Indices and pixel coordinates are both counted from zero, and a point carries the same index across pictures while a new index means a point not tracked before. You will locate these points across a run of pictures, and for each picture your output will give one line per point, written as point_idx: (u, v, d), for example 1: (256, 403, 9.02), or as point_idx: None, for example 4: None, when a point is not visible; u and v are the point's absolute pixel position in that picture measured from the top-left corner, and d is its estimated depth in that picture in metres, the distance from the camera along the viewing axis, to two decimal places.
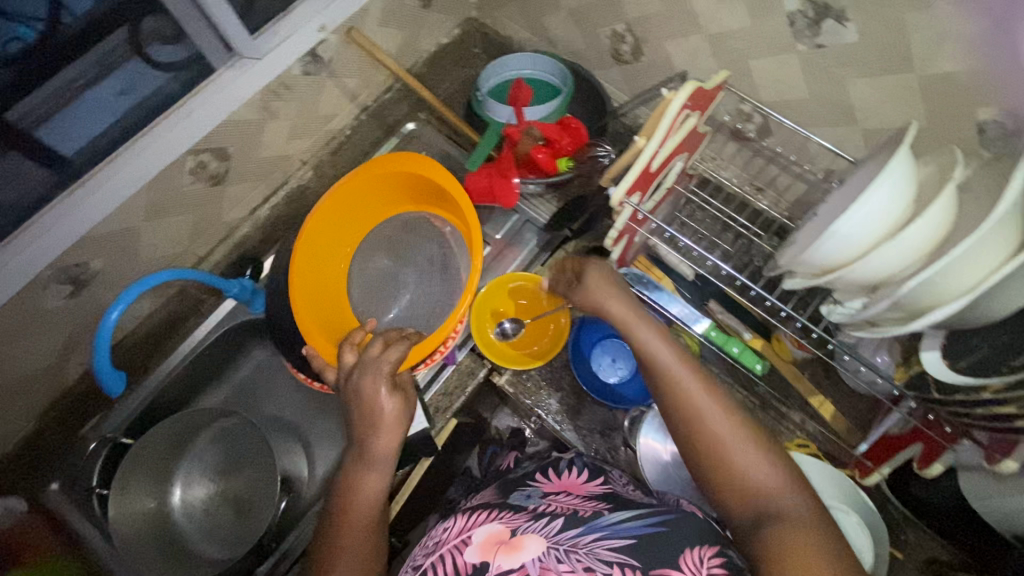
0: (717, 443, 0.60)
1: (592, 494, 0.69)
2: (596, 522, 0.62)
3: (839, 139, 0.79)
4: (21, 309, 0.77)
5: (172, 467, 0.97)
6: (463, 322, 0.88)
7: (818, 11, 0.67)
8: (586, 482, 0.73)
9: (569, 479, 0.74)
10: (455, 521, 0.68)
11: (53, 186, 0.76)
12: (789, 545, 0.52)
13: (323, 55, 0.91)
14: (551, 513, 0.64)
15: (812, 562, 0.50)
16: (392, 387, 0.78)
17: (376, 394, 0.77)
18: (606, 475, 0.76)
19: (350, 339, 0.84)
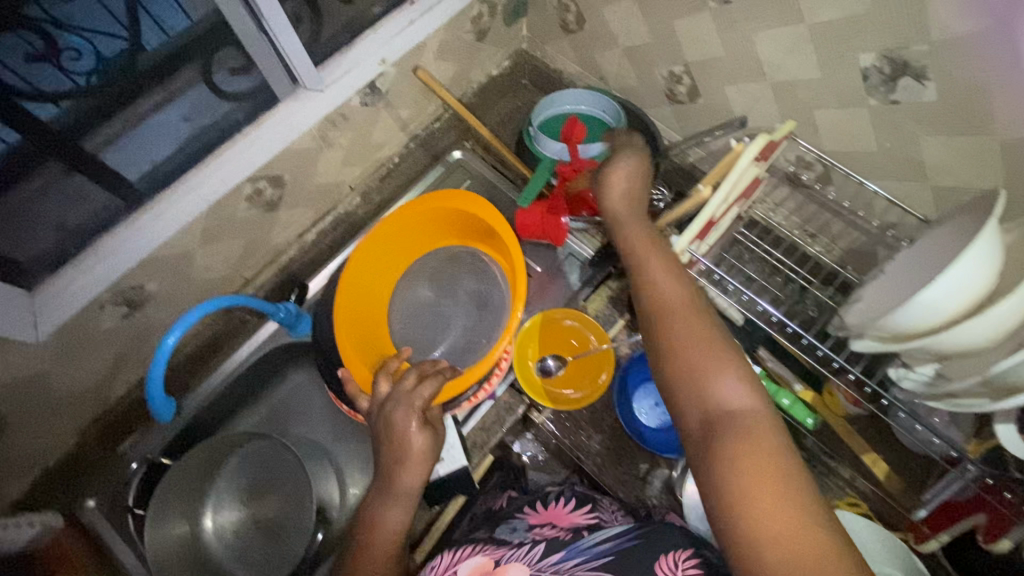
0: (691, 341, 0.61)
1: (578, 524, 0.76)
2: (576, 545, 0.69)
3: (905, 193, 0.77)
4: (78, 330, 0.78)
5: (206, 490, 0.96)
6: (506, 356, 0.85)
7: (895, 68, 0.66)
8: (572, 512, 0.79)
9: (557, 509, 0.80)
10: (444, 557, 0.75)
11: (117, 210, 0.77)
12: (736, 447, 0.52)
13: (381, 87, 0.92)
14: (532, 541, 0.72)
15: (754, 456, 0.51)
16: (423, 424, 0.77)
17: (407, 430, 0.75)
18: (593, 504, 0.81)
19: (386, 368, 0.83)
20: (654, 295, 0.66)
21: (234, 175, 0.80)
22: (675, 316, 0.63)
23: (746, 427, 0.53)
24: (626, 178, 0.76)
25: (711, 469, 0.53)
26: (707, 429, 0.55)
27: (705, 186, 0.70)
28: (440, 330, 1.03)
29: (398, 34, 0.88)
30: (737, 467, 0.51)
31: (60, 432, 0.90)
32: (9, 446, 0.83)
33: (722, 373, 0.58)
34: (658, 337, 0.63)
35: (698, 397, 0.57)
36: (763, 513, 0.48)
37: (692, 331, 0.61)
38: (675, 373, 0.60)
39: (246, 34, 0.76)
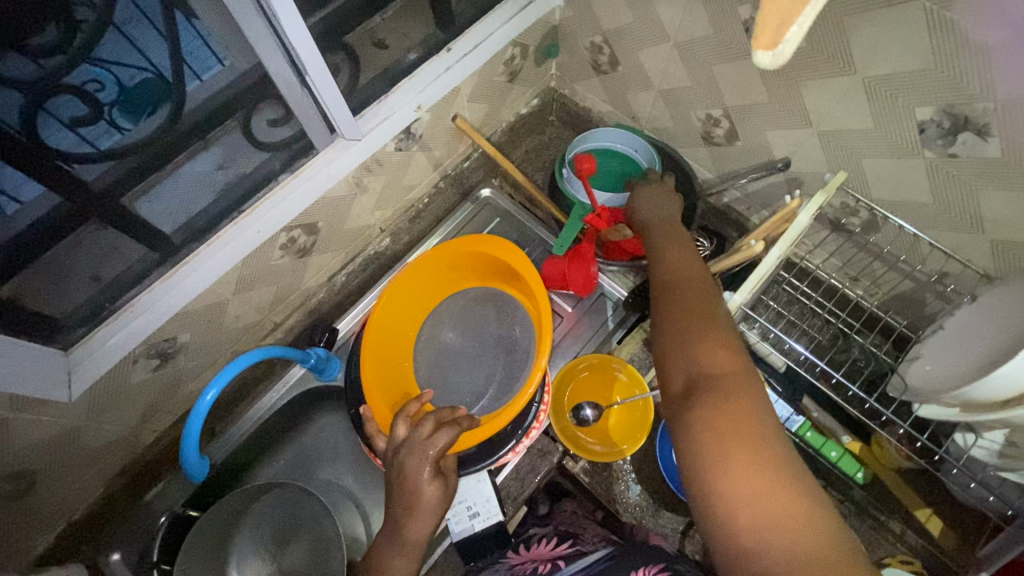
0: (685, 313, 0.61)
1: (560, 557, 0.77)
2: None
3: (959, 244, 0.75)
4: (111, 386, 0.77)
5: (232, 541, 0.94)
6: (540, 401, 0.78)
7: (955, 123, 0.64)
8: (553, 549, 0.80)
9: (540, 549, 0.81)
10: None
11: (153, 264, 0.76)
12: (715, 403, 0.52)
13: (415, 132, 0.91)
14: None
15: (731, 413, 0.51)
16: (436, 473, 0.69)
17: (419, 480, 0.68)
18: (575, 539, 0.81)
19: (406, 410, 0.74)
20: (661, 274, 0.68)
21: (270, 225, 0.79)
22: (677, 292, 0.65)
23: (725, 386, 0.53)
24: (652, 199, 0.83)
25: (687, 423, 0.52)
26: (688, 388, 0.55)
27: (757, 243, 0.70)
28: (467, 373, 0.98)
29: (434, 80, 0.87)
30: (712, 422, 0.50)
31: (86, 486, 0.88)
32: (36, 503, 0.81)
33: (713, 340, 0.57)
34: (657, 310, 0.64)
35: (684, 360, 0.57)
36: (735, 470, 0.47)
37: (691, 305, 0.62)
38: (666, 342, 0.61)
39: (286, 84, 0.73)
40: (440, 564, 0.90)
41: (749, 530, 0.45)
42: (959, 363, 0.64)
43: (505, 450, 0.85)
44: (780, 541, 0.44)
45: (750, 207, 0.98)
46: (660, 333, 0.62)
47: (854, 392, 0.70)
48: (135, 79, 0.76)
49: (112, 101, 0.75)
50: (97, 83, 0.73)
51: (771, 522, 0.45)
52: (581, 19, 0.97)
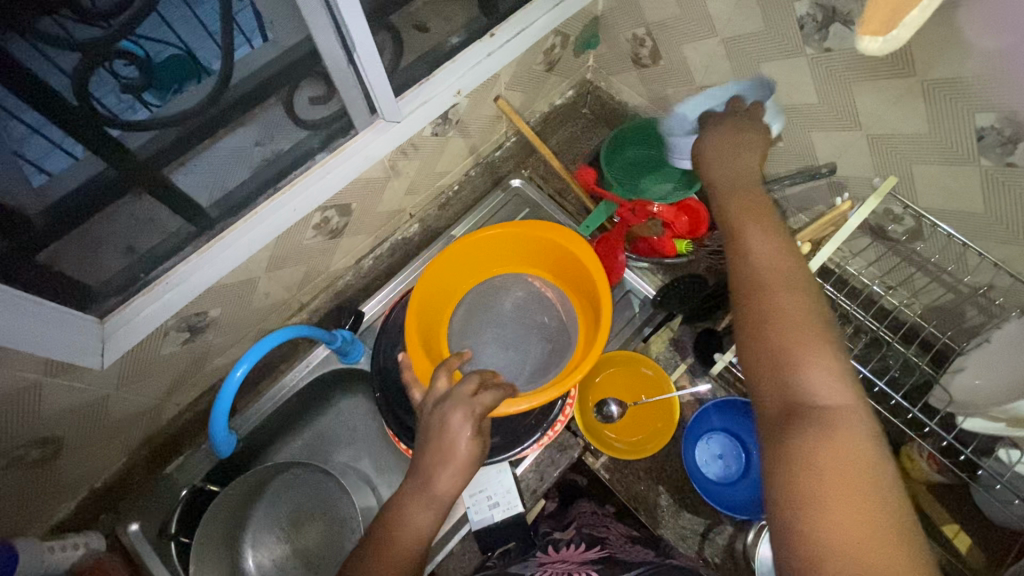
0: (788, 313, 0.51)
1: (590, 559, 0.72)
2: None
3: (1007, 257, 0.73)
4: (141, 356, 0.77)
5: (248, 516, 0.94)
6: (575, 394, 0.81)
7: (1016, 131, 0.62)
8: (584, 550, 0.76)
9: (568, 552, 0.76)
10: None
11: (189, 237, 0.76)
12: (821, 447, 0.44)
13: (452, 117, 0.90)
14: None
15: (838, 461, 0.43)
16: (478, 431, 0.63)
17: (461, 436, 0.61)
18: (602, 543, 0.77)
19: (446, 363, 0.69)
20: (742, 257, 0.56)
21: (306, 204, 0.78)
22: (772, 285, 0.52)
23: (833, 425, 0.45)
24: (727, 139, 0.68)
25: (781, 462, 0.45)
26: (787, 416, 0.47)
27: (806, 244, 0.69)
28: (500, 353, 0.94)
29: (475, 65, 0.86)
30: (808, 462, 0.43)
31: (109, 455, 0.88)
32: (60, 470, 0.81)
33: (820, 361, 0.48)
34: (738, 305, 0.54)
35: (779, 380, 0.48)
36: (831, 516, 0.41)
37: (793, 306, 0.51)
38: (759, 346, 0.51)
39: (332, 61, 0.72)
40: (456, 553, 0.90)
41: None
42: (1007, 377, 0.62)
43: (529, 441, 0.84)
44: None
45: (787, 210, 0.96)
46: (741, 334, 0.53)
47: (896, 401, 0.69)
48: (165, 56, 0.77)
49: (145, 80, 0.76)
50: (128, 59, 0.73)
51: None
52: (624, 11, 0.96)
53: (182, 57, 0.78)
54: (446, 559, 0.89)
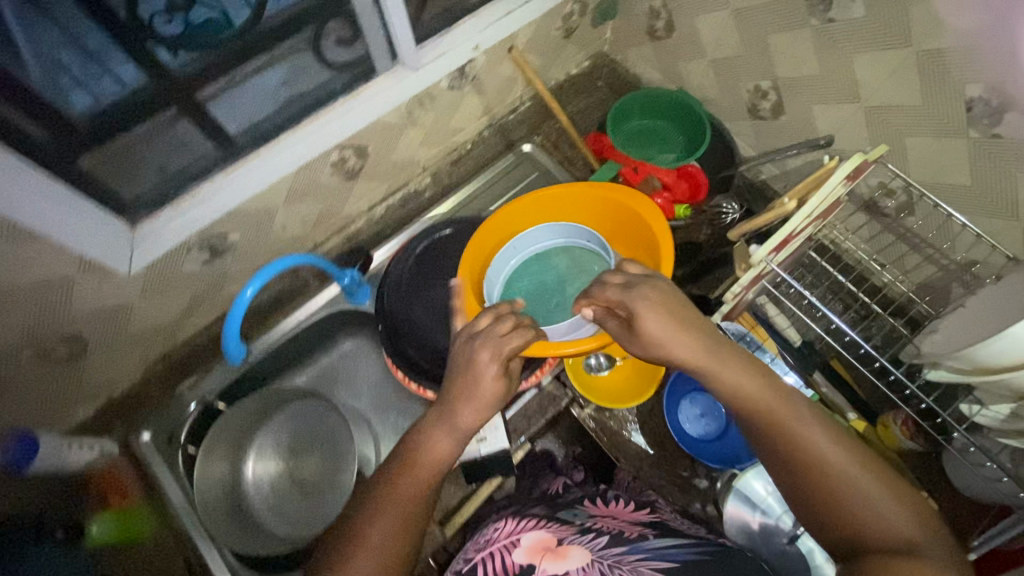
0: (810, 457, 0.57)
1: (640, 522, 0.73)
2: (639, 545, 0.65)
3: (992, 231, 0.75)
4: (165, 269, 0.82)
5: (252, 437, 0.99)
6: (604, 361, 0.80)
7: (1003, 101, 0.65)
8: (633, 511, 0.77)
9: (617, 508, 0.78)
10: (508, 524, 0.74)
11: (216, 161, 0.82)
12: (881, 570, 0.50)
13: (469, 73, 0.95)
14: (596, 530, 0.69)
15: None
16: (504, 372, 0.66)
17: (490, 387, 0.64)
18: (651, 508, 0.78)
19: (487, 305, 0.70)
20: (773, 423, 0.58)
21: (326, 139, 0.83)
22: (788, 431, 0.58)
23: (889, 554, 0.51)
24: (662, 301, 0.63)
25: None
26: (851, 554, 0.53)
27: (791, 200, 0.71)
28: None
29: (494, 23, 0.90)
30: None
31: (128, 366, 0.94)
32: (84, 371, 0.88)
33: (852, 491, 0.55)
34: (780, 450, 0.58)
35: (833, 517, 0.55)
36: None
37: (808, 446, 0.57)
38: (801, 493, 0.57)
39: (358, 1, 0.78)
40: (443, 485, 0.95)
41: None
42: (974, 336, 0.65)
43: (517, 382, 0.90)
44: None
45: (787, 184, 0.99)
46: (792, 492, 0.58)
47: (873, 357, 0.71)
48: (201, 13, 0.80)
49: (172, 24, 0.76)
50: (166, 13, 0.77)
51: None
52: None
53: (217, 20, 0.82)
54: None
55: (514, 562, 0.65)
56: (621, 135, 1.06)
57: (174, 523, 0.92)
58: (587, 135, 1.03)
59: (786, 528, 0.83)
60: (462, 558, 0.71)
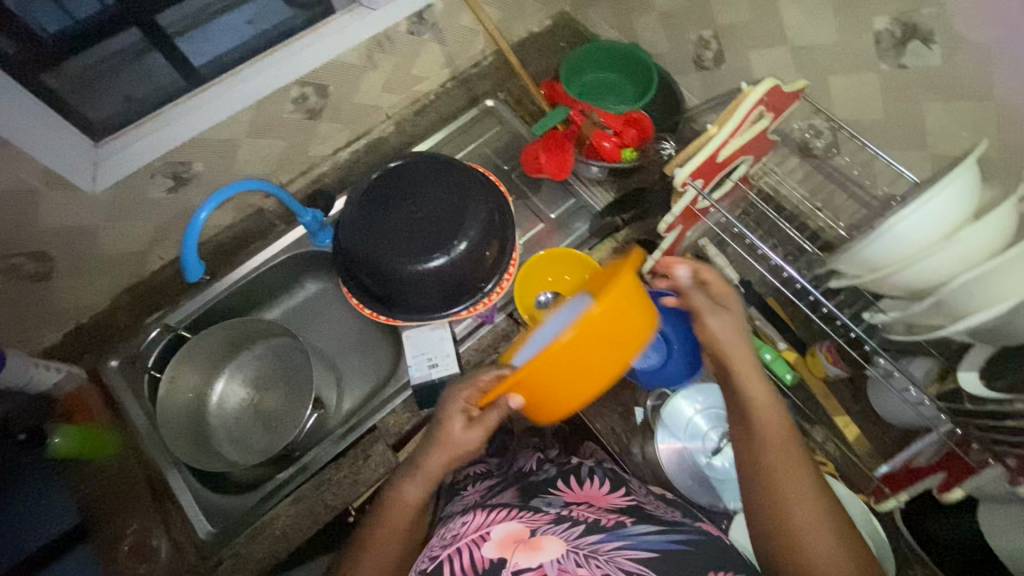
0: (778, 447, 0.60)
1: (618, 507, 0.68)
2: (619, 531, 0.61)
3: (907, 163, 0.80)
4: (129, 193, 0.87)
5: (218, 369, 1.04)
6: (555, 382, 0.62)
7: (905, 32, 0.70)
8: (608, 494, 0.73)
9: (592, 491, 0.74)
10: (476, 515, 0.68)
11: (180, 90, 0.86)
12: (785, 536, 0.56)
13: (428, 19, 1.00)
14: (572, 519, 0.64)
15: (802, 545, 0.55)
16: (473, 421, 0.67)
17: (466, 442, 0.66)
18: (627, 489, 0.76)
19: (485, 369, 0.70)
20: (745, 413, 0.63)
21: (286, 72, 0.88)
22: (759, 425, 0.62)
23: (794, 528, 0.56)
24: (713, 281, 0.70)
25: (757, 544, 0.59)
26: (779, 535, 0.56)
27: (714, 126, 0.75)
28: None
29: None
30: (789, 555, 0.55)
31: (97, 293, 0.98)
32: (53, 293, 0.92)
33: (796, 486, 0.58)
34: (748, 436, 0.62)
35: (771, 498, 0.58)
36: None
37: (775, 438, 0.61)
38: (754, 476, 0.61)
39: None
40: (397, 414, 0.99)
41: None
42: None
43: (463, 306, 0.92)
44: None
45: None
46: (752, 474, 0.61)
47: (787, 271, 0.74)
48: None
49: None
50: None
51: None
52: None
53: None
54: (386, 415, 0.98)
55: (483, 558, 0.59)
56: (576, 85, 1.11)
57: (138, 446, 0.97)
58: (541, 86, 1.10)
59: (711, 445, 0.88)
60: (425, 555, 0.64)
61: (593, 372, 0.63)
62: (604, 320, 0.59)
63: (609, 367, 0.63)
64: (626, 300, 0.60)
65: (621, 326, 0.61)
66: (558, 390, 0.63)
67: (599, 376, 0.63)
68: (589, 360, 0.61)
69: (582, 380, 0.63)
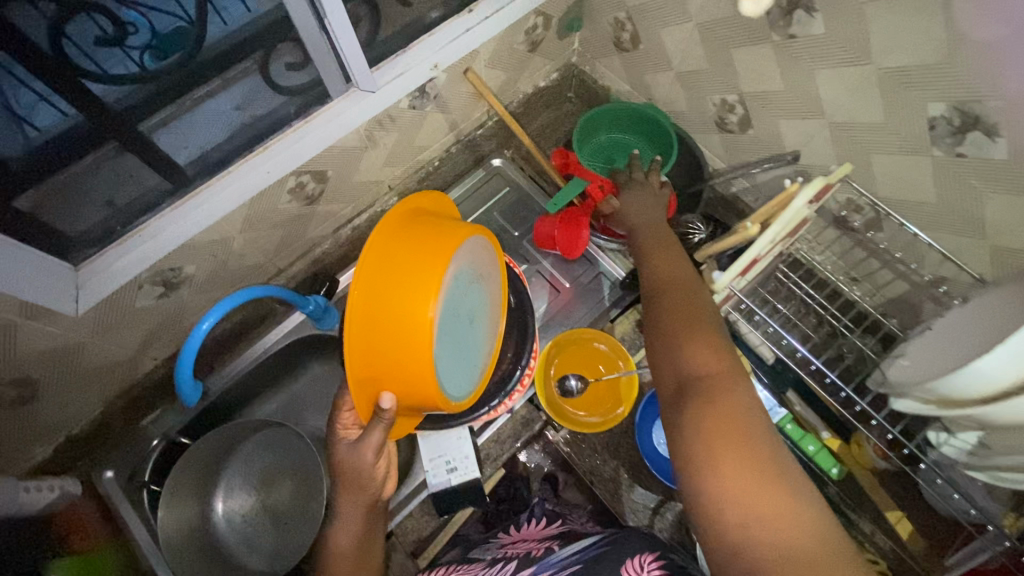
0: (677, 312, 0.66)
1: (547, 536, 0.80)
2: (547, 556, 0.71)
3: (958, 249, 0.74)
4: (116, 306, 0.80)
5: (219, 472, 0.96)
6: (372, 358, 0.64)
7: (965, 120, 0.63)
8: (543, 529, 0.85)
9: (528, 530, 0.85)
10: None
11: (164, 194, 0.79)
12: (702, 404, 0.56)
13: (430, 92, 0.92)
14: (506, 558, 0.75)
15: (713, 406, 0.55)
16: (376, 452, 0.69)
17: (363, 464, 0.70)
18: (561, 520, 0.87)
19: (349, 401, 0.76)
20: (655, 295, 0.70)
21: (279, 166, 0.80)
22: (663, 292, 0.70)
23: (711, 389, 0.56)
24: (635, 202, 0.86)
25: (674, 423, 0.57)
26: (678, 392, 0.59)
27: (754, 224, 0.70)
28: (467, 361, 0.73)
29: (453, 40, 0.88)
30: (698, 423, 0.54)
31: (87, 403, 0.92)
32: (37, 413, 0.85)
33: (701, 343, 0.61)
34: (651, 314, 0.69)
35: (671, 361, 0.62)
36: (727, 483, 0.50)
37: (678, 305, 0.67)
38: (661, 344, 0.64)
39: (305, 29, 0.75)
40: (415, 514, 0.93)
41: (738, 528, 0.48)
42: (939, 364, 0.65)
43: (486, 409, 0.86)
44: (754, 513, 0.48)
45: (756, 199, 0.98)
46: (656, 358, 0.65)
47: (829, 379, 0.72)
48: None
49: (142, 45, 0.76)
50: None
51: (756, 517, 0.48)
52: None
53: None
54: (404, 520, 0.92)
55: None
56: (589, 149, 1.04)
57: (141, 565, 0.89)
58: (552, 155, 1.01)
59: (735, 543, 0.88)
60: None
61: (403, 334, 0.63)
62: (370, 286, 0.63)
63: (419, 319, 0.62)
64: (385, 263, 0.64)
65: (401, 280, 0.64)
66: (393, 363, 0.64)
67: (416, 335, 0.63)
68: (391, 328, 0.63)
69: (402, 343, 0.63)
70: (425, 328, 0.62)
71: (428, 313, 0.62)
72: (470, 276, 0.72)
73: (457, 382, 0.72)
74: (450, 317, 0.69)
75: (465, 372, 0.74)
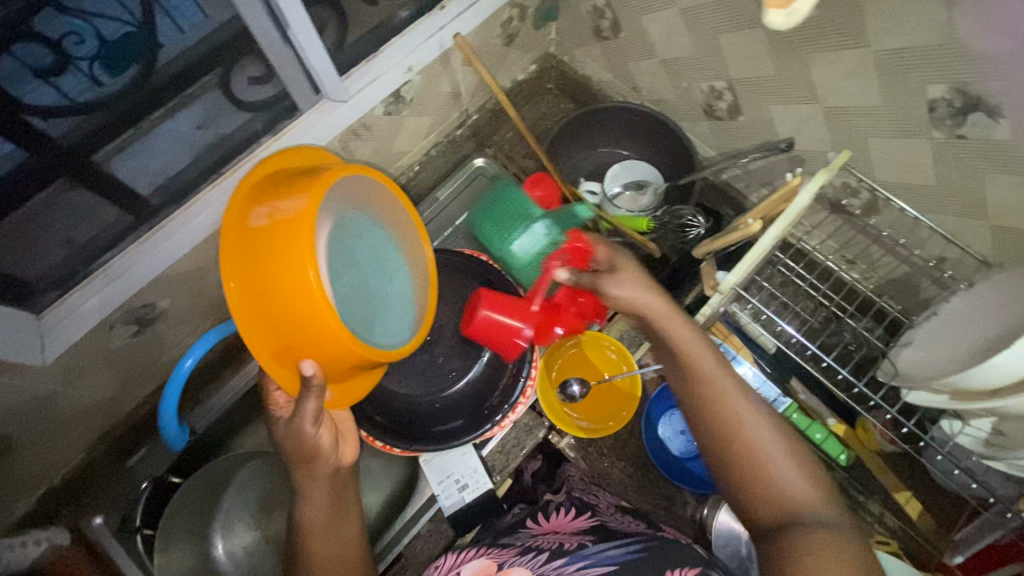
0: (759, 432, 0.55)
1: (582, 529, 0.71)
2: (580, 552, 0.63)
3: (959, 231, 0.73)
4: (88, 349, 0.74)
5: (213, 505, 0.89)
6: (258, 335, 0.57)
7: (967, 101, 0.61)
8: (574, 518, 0.76)
9: (559, 519, 0.76)
10: (444, 563, 0.71)
11: (128, 227, 0.73)
12: (815, 545, 0.48)
13: (405, 96, 0.87)
14: (537, 549, 0.67)
15: (825, 544, 0.48)
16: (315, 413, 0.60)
17: (304, 432, 0.60)
18: (594, 511, 0.77)
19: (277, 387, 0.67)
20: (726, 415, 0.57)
21: None
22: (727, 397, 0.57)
23: (817, 527, 0.50)
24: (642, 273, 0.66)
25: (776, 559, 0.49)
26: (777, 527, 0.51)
27: (754, 221, 0.68)
28: (384, 307, 0.65)
29: (426, 40, 0.82)
30: (810, 559, 0.47)
31: (65, 450, 0.86)
32: (13, 467, 0.80)
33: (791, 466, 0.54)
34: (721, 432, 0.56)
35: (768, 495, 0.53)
36: None
37: (752, 425, 0.56)
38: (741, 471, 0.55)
39: (267, 41, 0.70)
40: (424, 535, 0.91)
41: None
42: (952, 352, 0.64)
43: (492, 424, 0.82)
44: None
45: (748, 186, 0.96)
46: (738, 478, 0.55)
47: (843, 375, 0.68)
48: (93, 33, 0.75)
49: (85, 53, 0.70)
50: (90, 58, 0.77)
51: None
52: None
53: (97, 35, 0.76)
54: (413, 540, 0.89)
55: None
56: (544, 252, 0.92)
57: None
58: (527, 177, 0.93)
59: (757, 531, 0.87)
60: None
61: (287, 305, 0.55)
62: (245, 262, 0.57)
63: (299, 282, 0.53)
64: (253, 236, 0.57)
65: (266, 244, 0.55)
66: (294, 334, 0.56)
67: (302, 302, 0.54)
68: (276, 296, 0.55)
69: (292, 313, 0.55)
70: (312, 292, 0.53)
71: (303, 267, 0.53)
72: (357, 218, 0.64)
73: (386, 328, 0.64)
74: (342, 268, 0.61)
75: (391, 320, 0.65)
